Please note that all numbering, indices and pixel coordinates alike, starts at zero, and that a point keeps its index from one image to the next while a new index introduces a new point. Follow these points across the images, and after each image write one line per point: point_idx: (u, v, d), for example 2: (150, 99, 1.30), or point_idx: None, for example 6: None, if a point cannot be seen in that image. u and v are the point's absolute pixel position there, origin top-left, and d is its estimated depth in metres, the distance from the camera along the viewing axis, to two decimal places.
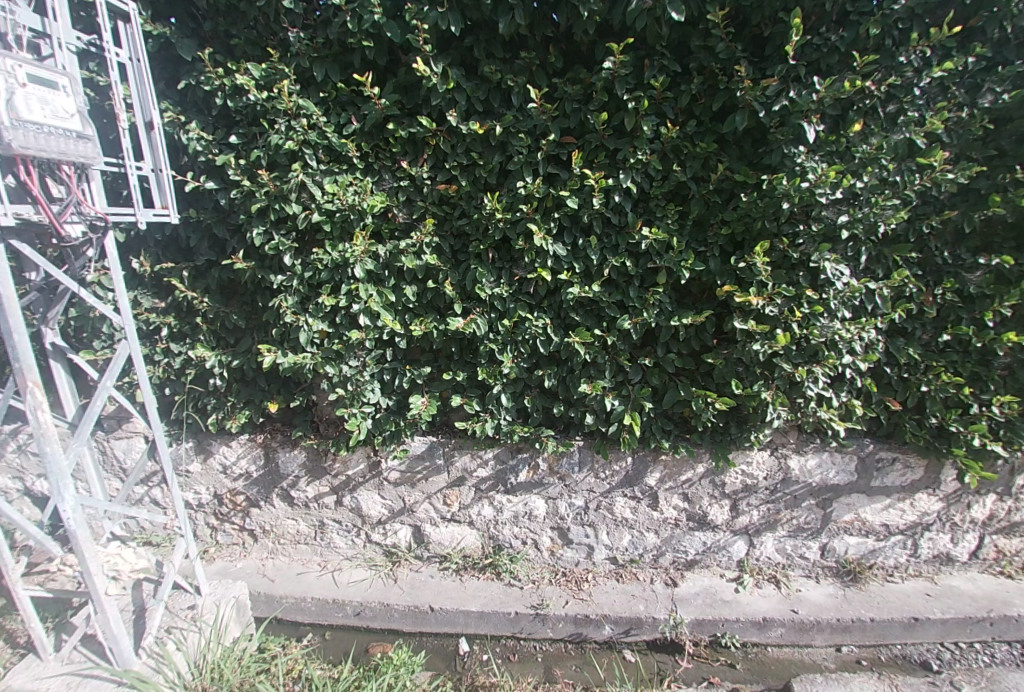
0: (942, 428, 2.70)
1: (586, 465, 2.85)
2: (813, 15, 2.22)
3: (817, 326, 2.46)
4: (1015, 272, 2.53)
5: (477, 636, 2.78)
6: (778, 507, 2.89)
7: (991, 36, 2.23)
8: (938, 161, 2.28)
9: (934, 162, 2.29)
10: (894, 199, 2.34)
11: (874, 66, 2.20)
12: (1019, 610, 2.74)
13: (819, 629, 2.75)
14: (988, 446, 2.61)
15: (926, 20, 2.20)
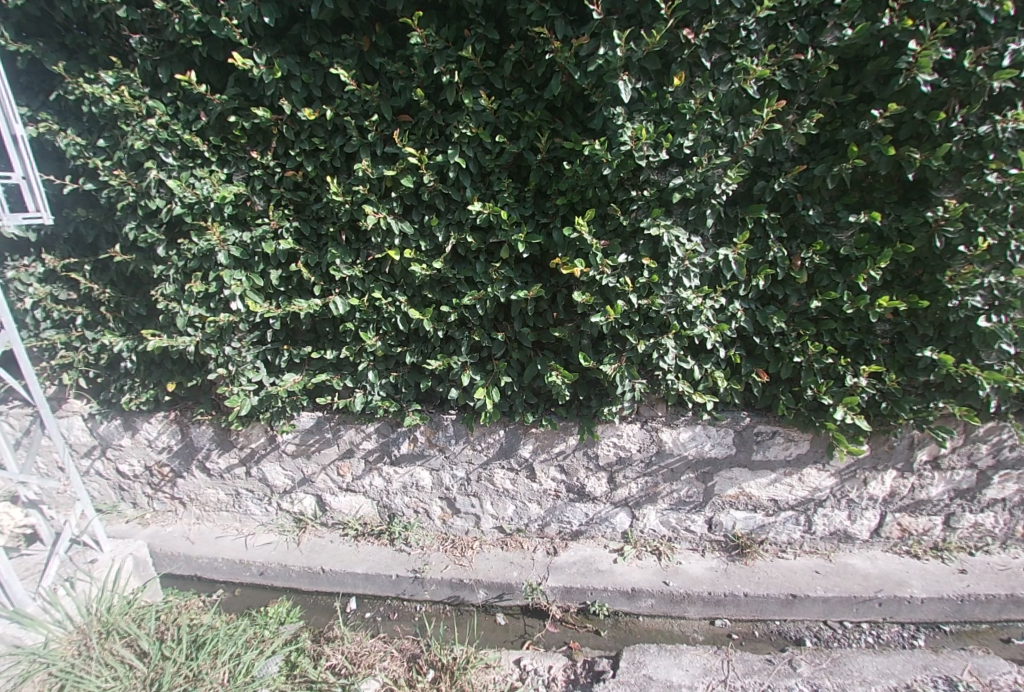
0: (819, 401, 2.54)
1: (464, 437, 2.90)
2: None
3: (659, 295, 2.36)
4: (894, 231, 2.32)
5: (365, 595, 2.97)
6: (656, 479, 2.89)
7: None
8: (766, 114, 2.09)
9: (763, 114, 2.10)
10: (724, 157, 2.16)
11: (688, 12, 2.02)
12: (911, 592, 2.69)
13: (690, 601, 2.75)
14: (854, 420, 2.45)
15: None
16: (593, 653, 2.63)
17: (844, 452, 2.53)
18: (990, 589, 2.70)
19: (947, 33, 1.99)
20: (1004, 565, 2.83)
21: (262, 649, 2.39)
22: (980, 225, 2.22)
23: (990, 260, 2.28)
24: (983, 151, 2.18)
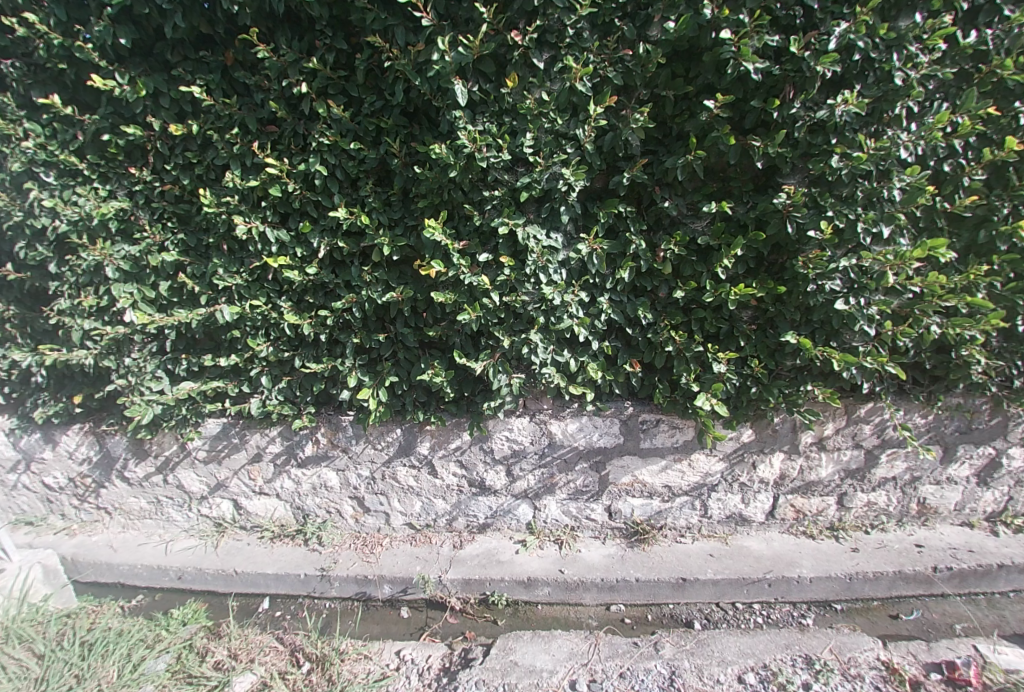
0: (692, 389, 2.60)
1: (363, 437, 2.94)
2: None
3: (522, 292, 2.41)
4: (748, 219, 2.35)
5: (278, 595, 3.00)
6: (552, 470, 2.94)
7: None
8: (600, 109, 2.12)
9: (598, 109, 2.13)
10: (566, 156, 2.22)
11: (511, 15, 2.06)
12: (800, 572, 2.74)
13: (584, 588, 2.81)
14: (717, 407, 2.50)
15: None
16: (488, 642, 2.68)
17: (709, 433, 2.62)
18: (879, 567, 2.75)
19: (766, 22, 2.01)
20: (897, 543, 2.89)
21: (155, 647, 2.49)
22: (829, 209, 2.25)
23: (843, 244, 2.32)
24: (827, 136, 2.19)
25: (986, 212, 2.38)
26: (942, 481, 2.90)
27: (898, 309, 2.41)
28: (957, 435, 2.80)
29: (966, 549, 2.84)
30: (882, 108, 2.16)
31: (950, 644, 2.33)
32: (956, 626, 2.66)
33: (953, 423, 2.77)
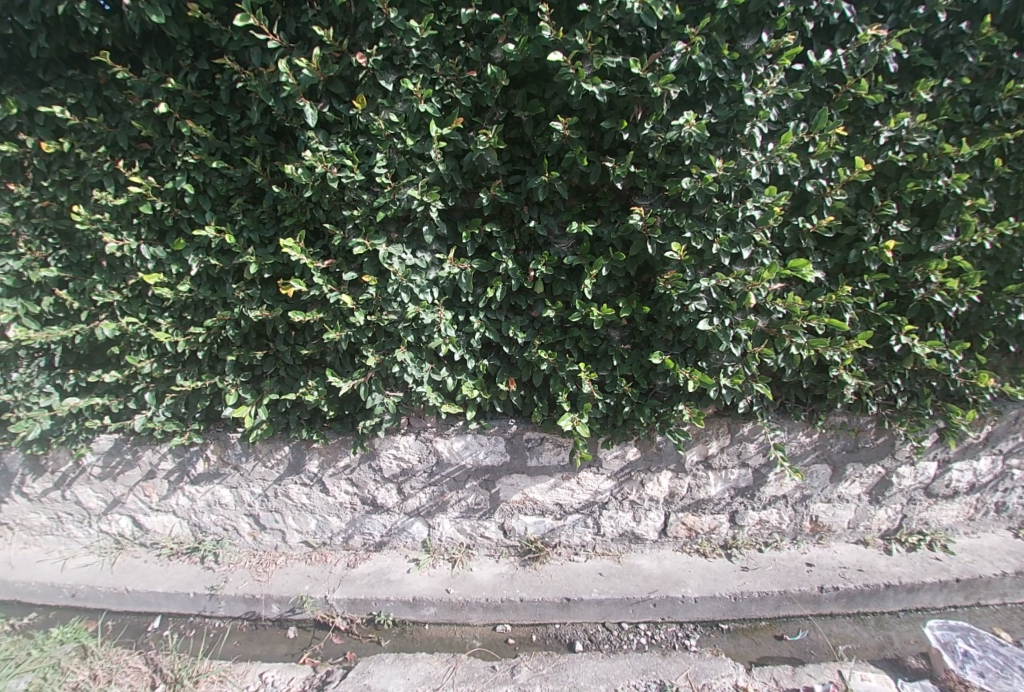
0: (561, 405, 2.58)
1: (252, 453, 2.90)
2: None
3: (386, 312, 2.38)
4: (612, 239, 2.35)
5: (169, 614, 2.91)
6: (442, 489, 2.90)
7: None
8: (445, 129, 2.14)
9: (443, 129, 2.15)
10: (416, 176, 2.23)
11: (348, 38, 2.08)
12: (685, 591, 2.72)
13: (470, 607, 2.77)
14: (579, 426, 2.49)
15: None
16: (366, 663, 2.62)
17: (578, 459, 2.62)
18: (765, 586, 2.73)
19: (601, 44, 2.02)
20: (788, 562, 2.86)
21: (18, 668, 2.43)
22: (686, 229, 2.24)
23: (705, 264, 2.31)
24: (682, 156, 2.19)
25: (855, 232, 2.38)
26: (833, 499, 2.89)
27: (765, 328, 2.39)
28: (845, 454, 2.79)
29: (856, 568, 2.81)
30: (735, 128, 2.15)
31: (814, 670, 2.30)
32: (840, 647, 2.61)
33: (839, 442, 2.76)
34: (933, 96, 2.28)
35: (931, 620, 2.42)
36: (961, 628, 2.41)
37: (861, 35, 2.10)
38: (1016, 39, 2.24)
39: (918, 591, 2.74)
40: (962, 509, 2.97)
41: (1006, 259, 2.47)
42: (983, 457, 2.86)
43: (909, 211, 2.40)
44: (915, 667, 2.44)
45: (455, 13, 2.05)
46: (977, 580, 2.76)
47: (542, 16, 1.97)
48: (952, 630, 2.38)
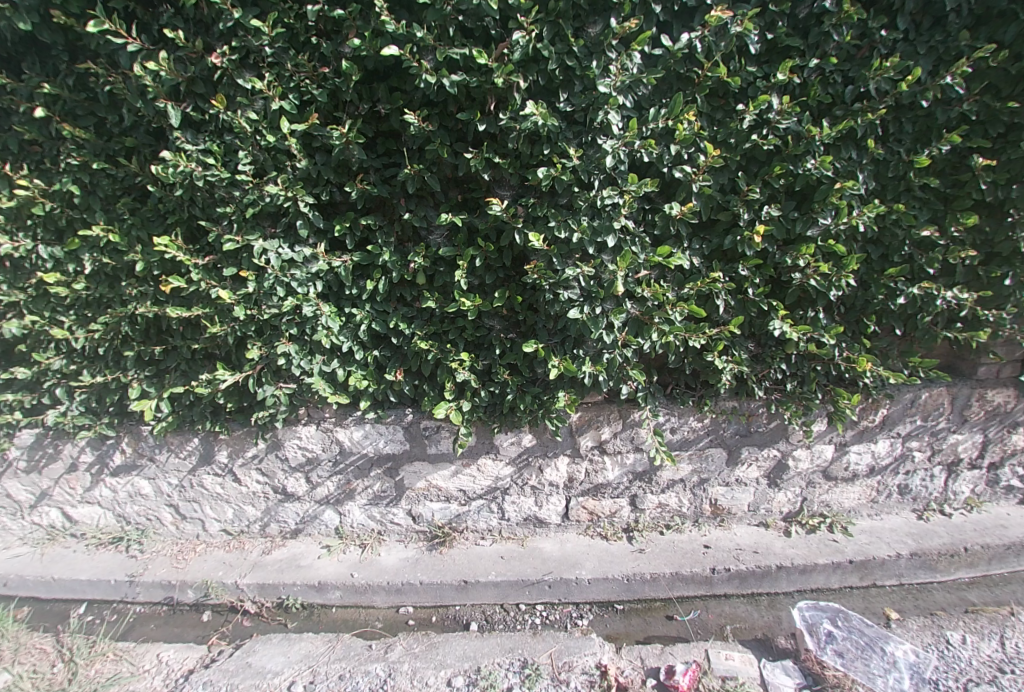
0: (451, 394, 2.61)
1: (165, 445, 2.95)
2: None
3: (266, 306, 2.44)
4: (483, 229, 2.36)
5: (94, 601, 2.96)
6: (348, 477, 2.93)
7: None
8: (304, 126, 2.19)
9: (301, 126, 2.20)
10: (282, 171, 2.29)
11: (200, 39, 2.13)
12: (579, 573, 2.78)
13: (373, 590, 2.82)
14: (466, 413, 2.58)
15: None
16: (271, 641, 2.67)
17: (457, 449, 2.65)
18: (658, 568, 2.78)
19: (446, 38, 2.05)
20: (687, 544, 2.91)
21: None
22: (550, 219, 2.26)
23: (572, 253, 2.32)
24: (543, 146, 2.20)
25: (731, 218, 2.38)
26: (731, 482, 2.92)
27: (639, 314, 2.41)
28: (739, 438, 2.82)
29: (751, 549, 2.86)
30: (590, 116, 2.14)
31: (682, 650, 2.36)
32: (728, 627, 2.64)
33: (732, 426, 2.78)
34: (803, 77, 2.25)
35: (803, 603, 2.53)
36: (832, 610, 2.52)
37: (709, 17, 2.06)
38: (882, 16, 2.21)
39: (811, 571, 2.77)
40: (864, 492, 2.98)
41: (886, 241, 2.45)
42: (882, 440, 2.86)
43: (784, 195, 2.38)
44: (780, 645, 2.44)
45: (304, 11, 2.10)
46: (871, 561, 2.77)
47: (382, 11, 1.98)
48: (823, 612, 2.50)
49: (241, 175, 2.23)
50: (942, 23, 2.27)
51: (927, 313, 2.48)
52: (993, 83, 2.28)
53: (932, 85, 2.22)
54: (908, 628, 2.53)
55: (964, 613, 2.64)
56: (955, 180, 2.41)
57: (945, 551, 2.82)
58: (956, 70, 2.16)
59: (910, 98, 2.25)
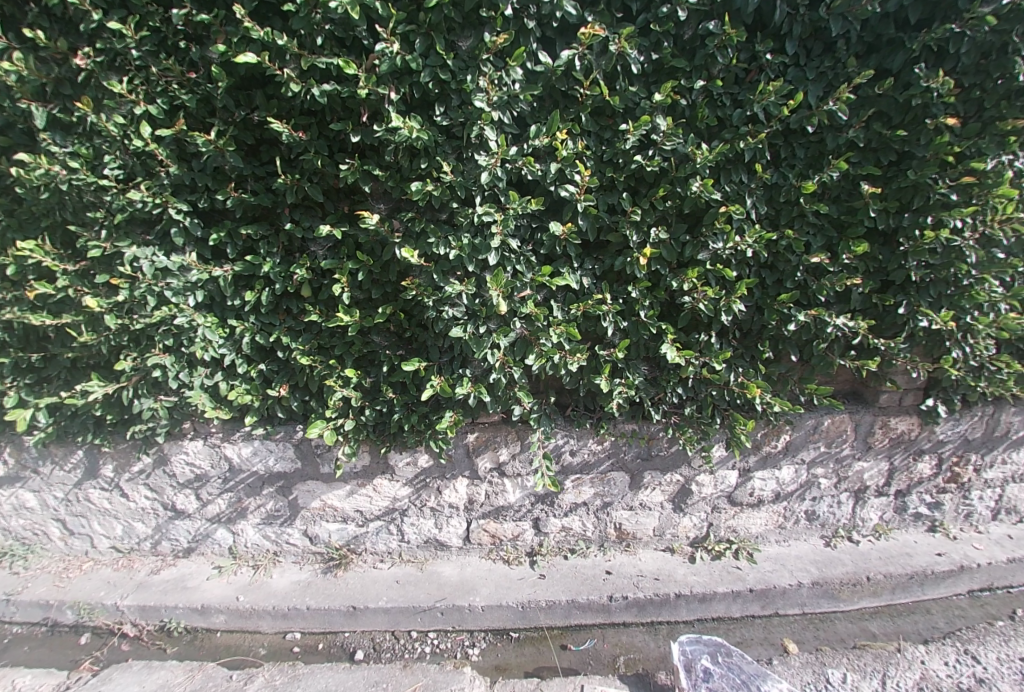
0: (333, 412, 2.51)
1: (48, 457, 2.76)
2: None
3: (137, 317, 2.34)
4: (363, 244, 2.30)
5: None
6: (239, 495, 2.78)
7: None
8: (176, 131, 2.13)
9: (171, 131, 2.13)
10: (157, 177, 2.21)
11: (61, 41, 2.05)
12: (473, 600, 2.66)
13: (260, 615, 2.65)
14: (344, 431, 2.50)
15: None
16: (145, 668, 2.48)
17: (337, 471, 2.58)
18: (554, 595, 2.69)
19: (314, 48, 2.00)
20: (588, 570, 2.82)
21: None
22: (430, 235, 2.21)
23: (453, 270, 2.27)
24: (422, 160, 2.16)
25: (621, 240, 2.34)
26: (635, 506, 2.85)
27: (526, 334, 2.35)
28: (640, 462, 2.75)
29: (653, 576, 2.78)
30: (467, 131, 2.09)
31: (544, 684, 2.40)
32: (620, 658, 2.56)
33: (633, 450, 2.72)
34: (691, 99, 2.21)
35: (683, 638, 2.42)
36: (713, 644, 2.41)
37: (582, 36, 2.03)
38: (769, 40, 2.17)
39: (710, 600, 2.70)
40: (771, 518, 2.93)
41: (780, 266, 2.42)
42: (786, 467, 2.81)
43: (674, 217, 2.35)
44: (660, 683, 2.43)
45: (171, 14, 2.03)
46: (771, 590, 2.71)
47: (245, 18, 1.92)
48: (705, 647, 2.39)
49: (105, 180, 2.15)
50: (832, 49, 2.23)
51: (820, 340, 2.45)
52: (883, 111, 2.25)
53: (817, 110, 2.20)
54: (790, 666, 2.46)
55: (852, 648, 2.59)
56: (846, 206, 2.39)
57: (847, 580, 2.76)
58: (838, 95, 2.14)
59: (797, 123, 2.22)
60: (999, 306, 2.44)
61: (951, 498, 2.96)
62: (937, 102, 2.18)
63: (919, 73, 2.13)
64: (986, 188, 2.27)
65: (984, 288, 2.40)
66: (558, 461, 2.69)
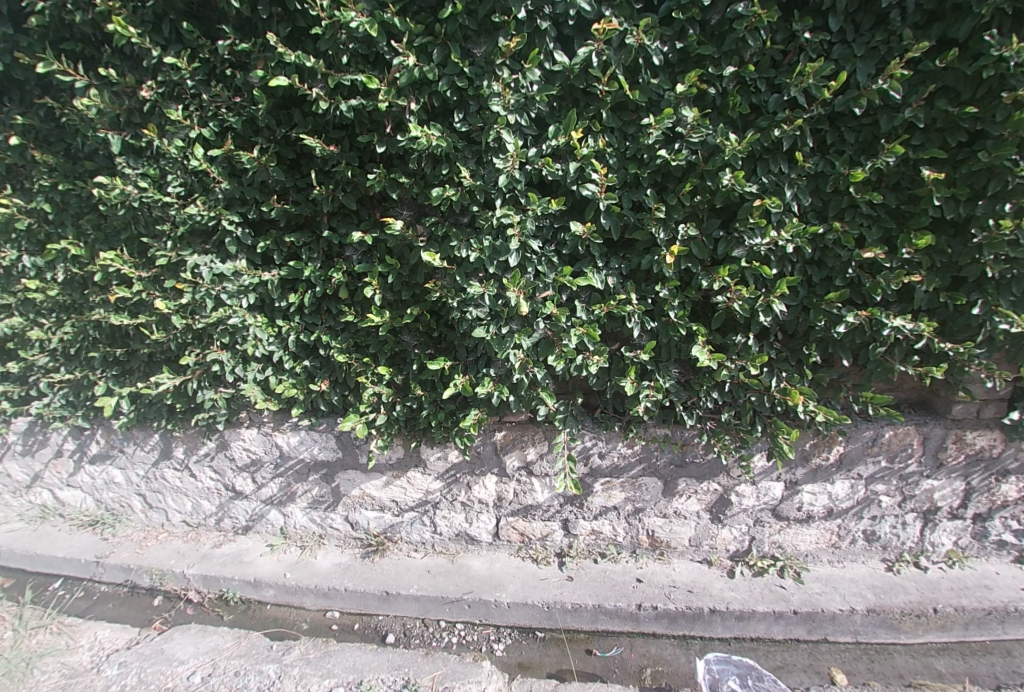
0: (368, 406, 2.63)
1: (131, 438, 3.11)
2: (103, 40, 2.37)
3: (198, 319, 2.57)
4: (392, 246, 2.39)
5: (69, 578, 3.10)
6: (289, 479, 2.97)
7: (233, 16, 2.20)
8: (225, 151, 2.32)
9: (221, 151, 2.33)
10: (213, 195, 2.44)
11: (131, 77, 2.31)
12: (499, 596, 2.68)
13: (304, 592, 2.81)
14: (378, 421, 2.58)
15: (172, 17, 2.25)
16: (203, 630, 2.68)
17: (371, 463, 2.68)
18: (580, 598, 2.64)
19: (341, 65, 2.12)
20: (618, 576, 2.74)
21: None
22: (452, 236, 2.27)
23: (474, 271, 2.31)
24: (443, 166, 2.22)
25: (647, 238, 2.26)
26: (669, 514, 2.74)
27: (550, 334, 2.34)
28: (673, 468, 2.65)
29: (686, 588, 2.65)
30: (484, 135, 2.13)
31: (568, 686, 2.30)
32: (647, 670, 2.47)
33: (665, 455, 2.63)
34: (721, 86, 2.10)
35: (712, 656, 2.46)
36: (744, 666, 2.42)
37: (596, 34, 1.98)
38: (808, 18, 2.01)
39: (748, 619, 2.53)
40: (822, 535, 2.70)
41: (828, 262, 2.23)
42: (839, 481, 2.59)
43: (706, 212, 2.24)
44: None
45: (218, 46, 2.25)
46: (819, 614, 2.49)
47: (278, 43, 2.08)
48: (734, 667, 2.40)
49: (168, 198, 2.40)
50: (885, 21, 2.03)
51: (878, 344, 2.21)
52: (949, 86, 2.02)
53: (866, 90, 2.00)
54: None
55: (903, 688, 2.33)
56: (907, 195, 2.15)
57: (910, 610, 2.48)
58: (889, 72, 1.93)
59: (842, 106, 2.04)
60: None
61: None
62: (1015, 73, 1.92)
63: (990, 41, 1.88)
64: None
65: None
66: (586, 464, 2.67)
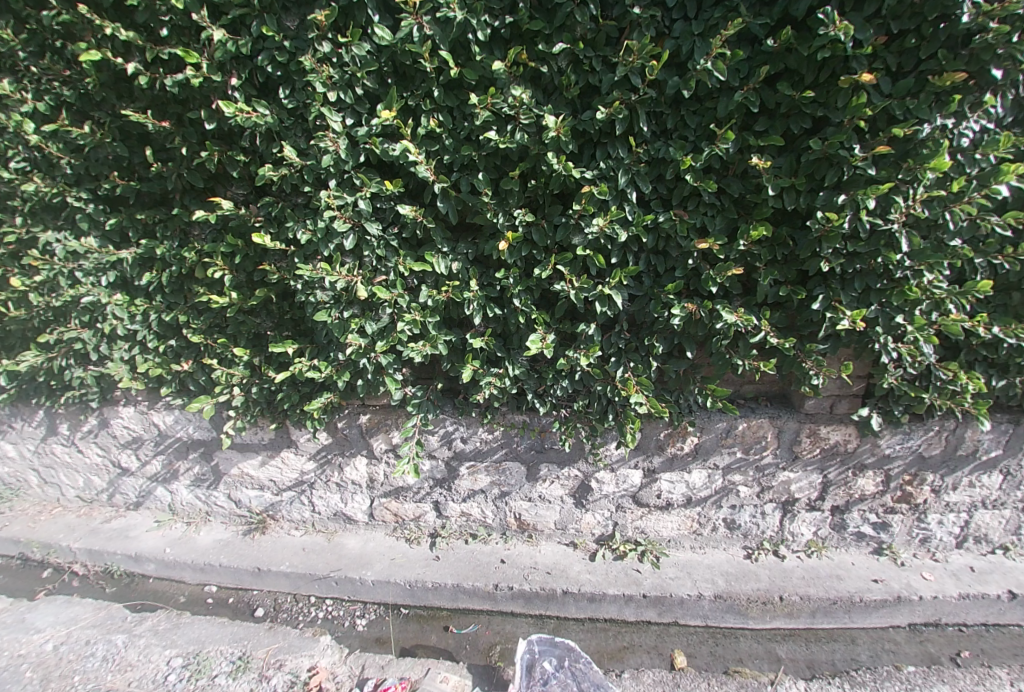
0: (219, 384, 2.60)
1: (17, 414, 3.12)
2: None
3: (54, 296, 2.57)
4: (235, 228, 2.34)
5: None
6: (170, 457, 3.01)
7: None
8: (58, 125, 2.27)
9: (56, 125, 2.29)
10: (60, 171, 2.41)
11: None
12: (364, 574, 2.72)
13: (182, 566, 2.88)
14: (237, 402, 2.58)
15: None
16: (78, 602, 2.75)
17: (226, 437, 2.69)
18: (441, 577, 2.67)
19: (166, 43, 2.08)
20: (484, 556, 2.77)
21: None
22: (290, 218, 2.22)
23: (312, 254, 2.27)
24: (276, 145, 2.15)
25: (488, 223, 2.19)
26: (534, 498, 2.75)
27: (393, 319, 2.29)
28: (534, 454, 2.65)
29: (546, 569, 2.68)
30: (309, 113, 2.07)
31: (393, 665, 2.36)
32: (497, 647, 2.51)
33: (525, 441, 2.63)
34: (554, 65, 1.98)
35: (535, 638, 2.39)
36: (564, 648, 2.36)
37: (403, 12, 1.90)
38: None
39: (600, 601, 2.56)
40: (684, 522, 2.72)
41: (671, 252, 2.16)
42: (697, 470, 2.59)
43: (546, 198, 2.16)
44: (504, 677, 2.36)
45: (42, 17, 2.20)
46: (668, 599, 2.52)
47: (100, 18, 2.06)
48: (554, 649, 2.34)
49: (9, 173, 2.37)
50: None
51: (719, 337, 2.17)
52: (791, 68, 1.88)
53: (695, 72, 1.87)
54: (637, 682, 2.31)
55: (721, 673, 2.36)
56: (752, 184, 2.04)
57: (757, 598, 2.50)
58: (715, 50, 1.81)
59: (672, 89, 1.92)
60: (944, 306, 2.02)
61: (901, 519, 2.61)
62: (855, 54, 1.79)
63: (821, 19, 1.73)
64: (918, 160, 1.86)
65: (922, 282, 1.99)
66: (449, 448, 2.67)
